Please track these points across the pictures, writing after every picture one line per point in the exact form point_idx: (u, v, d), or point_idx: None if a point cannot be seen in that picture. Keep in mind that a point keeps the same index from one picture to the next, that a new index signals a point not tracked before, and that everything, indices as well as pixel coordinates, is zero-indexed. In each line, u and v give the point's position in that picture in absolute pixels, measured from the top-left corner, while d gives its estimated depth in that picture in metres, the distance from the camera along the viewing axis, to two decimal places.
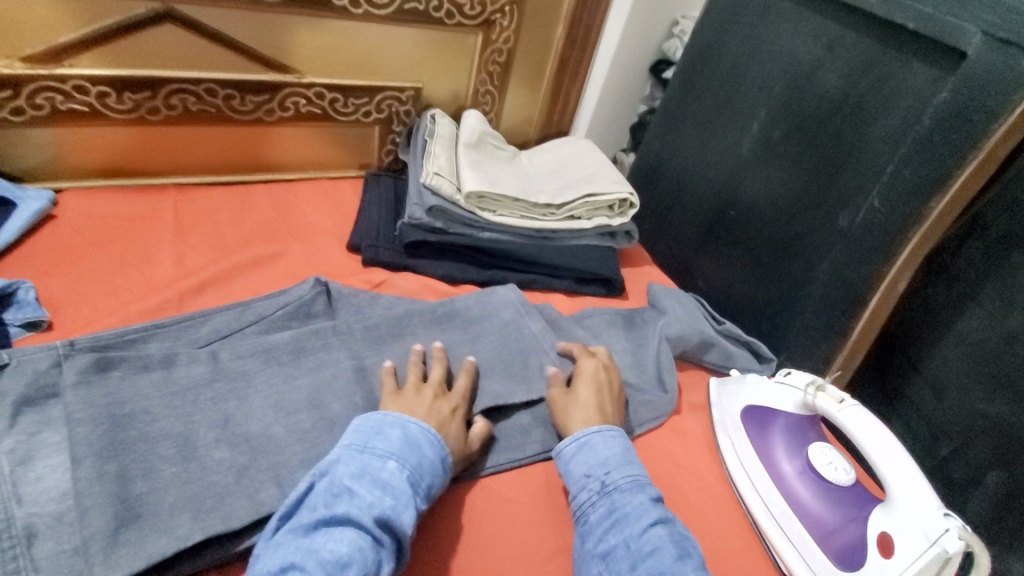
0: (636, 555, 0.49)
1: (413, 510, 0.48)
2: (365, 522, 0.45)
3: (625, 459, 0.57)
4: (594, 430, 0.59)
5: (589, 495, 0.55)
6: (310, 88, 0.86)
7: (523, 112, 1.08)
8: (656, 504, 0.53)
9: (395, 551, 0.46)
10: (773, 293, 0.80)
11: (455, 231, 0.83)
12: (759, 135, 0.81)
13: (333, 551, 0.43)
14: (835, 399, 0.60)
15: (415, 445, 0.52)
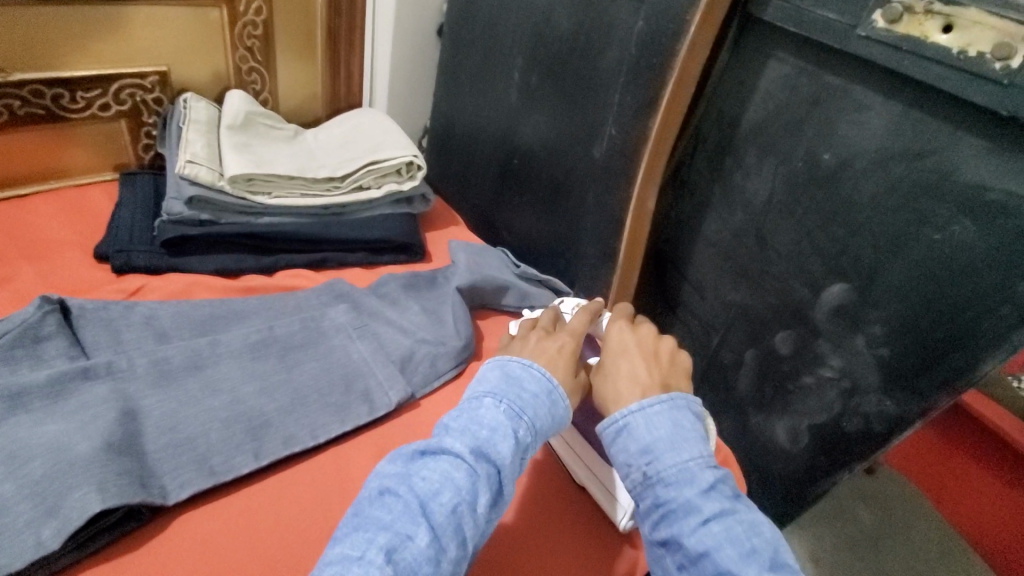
0: (691, 559, 0.43)
1: (509, 443, 0.47)
2: (456, 450, 0.45)
3: (672, 440, 0.48)
4: (633, 409, 0.51)
5: (634, 486, 0.48)
6: (20, 87, 0.74)
7: (304, 88, 1.02)
8: (708, 493, 0.45)
9: (494, 478, 0.45)
10: (559, 230, 0.85)
11: (227, 220, 0.78)
12: (521, 83, 0.84)
13: (428, 479, 0.43)
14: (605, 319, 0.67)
15: (512, 381, 0.52)
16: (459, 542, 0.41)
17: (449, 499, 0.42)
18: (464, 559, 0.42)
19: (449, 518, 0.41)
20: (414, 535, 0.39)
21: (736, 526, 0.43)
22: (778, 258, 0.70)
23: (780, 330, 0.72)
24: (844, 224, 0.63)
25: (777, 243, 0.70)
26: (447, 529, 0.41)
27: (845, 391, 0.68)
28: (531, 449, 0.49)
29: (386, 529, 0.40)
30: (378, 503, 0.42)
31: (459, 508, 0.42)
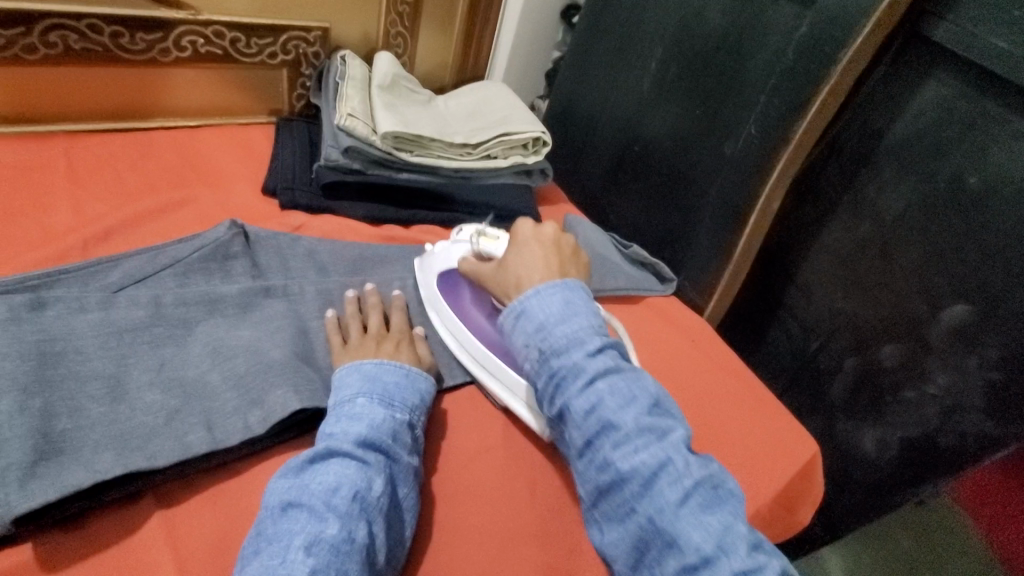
0: (581, 417, 0.51)
1: (388, 425, 0.53)
2: (344, 449, 0.49)
3: (561, 317, 0.56)
4: (530, 296, 0.58)
5: (531, 363, 0.56)
6: (207, 26, 0.80)
7: (437, 56, 1.08)
8: (594, 358, 0.53)
9: (384, 463, 0.50)
10: (674, 220, 0.90)
11: (373, 172, 0.84)
12: (656, 74, 0.88)
13: (324, 481, 0.47)
14: (492, 238, 0.72)
15: (376, 376, 0.57)
16: (368, 522, 0.46)
17: (347, 490, 0.47)
18: (380, 534, 0.47)
19: (352, 504, 0.46)
20: (327, 523, 0.44)
21: (619, 382, 0.52)
22: (900, 272, 0.72)
23: (888, 343, 0.74)
24: (979, 248, 0.64)
25: (902, 259, 0.72)
26: (353, 513, 0.46)
27: (947, 408, 0.70)
28: (408, 428, 0.55)
29: (301, 530, 0.44)
30: (285, 519, 0.45)
31: (358, 495, 0.47)
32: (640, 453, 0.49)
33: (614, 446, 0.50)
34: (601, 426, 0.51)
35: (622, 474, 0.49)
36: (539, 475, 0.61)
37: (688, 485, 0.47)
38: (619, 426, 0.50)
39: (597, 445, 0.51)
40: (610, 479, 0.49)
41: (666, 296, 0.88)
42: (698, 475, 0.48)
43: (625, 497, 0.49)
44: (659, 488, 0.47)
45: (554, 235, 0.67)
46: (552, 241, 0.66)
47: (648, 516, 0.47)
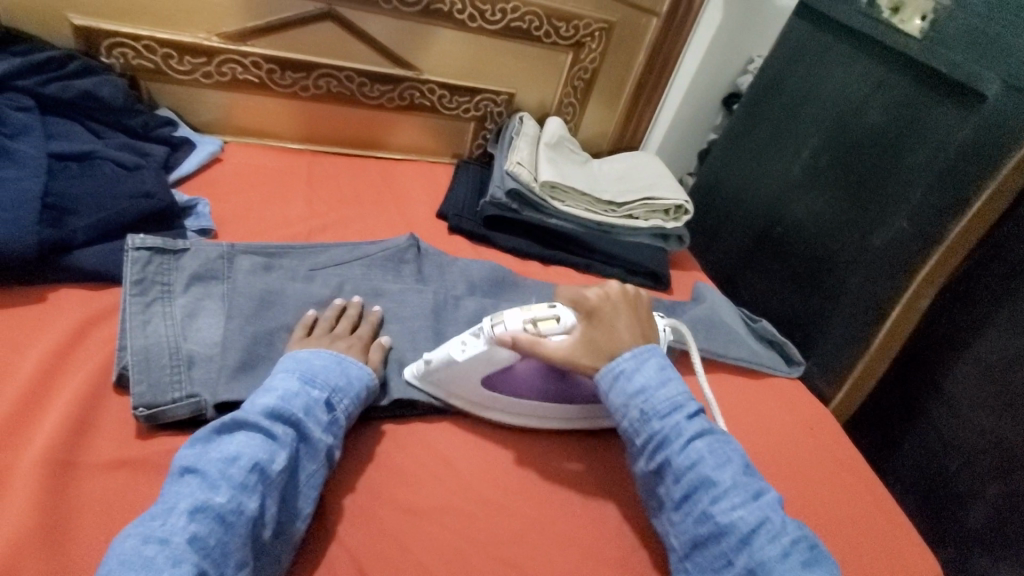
0: (682, 472, 0.56)
1: (302, 402, 0.55)
2: (251, 422, 0.52)
3: (661, 381, 0.60)
4: (624, 357, 0.61)
5: (631, 423, 0.59)
6: (425, 84, 1.02)
7: (599, 126, 1.21)
8: (692, 421, 0.58)
9: (291, 437, 0.53)
10: (808, 304, 0.90)
11: (527, 213, 0.96)
12: (808, 162, 0.92)
13: (225, 450, 0.50)
14: (550, 322, 0.64)
15: (306, 359, 0.60)
16: (263, 495, 0.49)
17: (246, 461, 0.49)
18: (271, 509, 0.49)
19: (249, 475, 0.48)
20: (218, 492, 0.47)
21: (715, 443, 0.57)
22: None
23: None
24: None
25: None
26: (248, 484, 0.48)
27: None
28: (323, 406, 0.57)
29: (188, 496, 0.46)
30: (180, 481, 0.48)
31: (257, 466, 0.49)
32: (738, 510, 0.53)
33: (712, 501, 0.54)
34: (699, 482, 0.55)
35: (721, 527, 0.52)
36: (628, 508, 0.63)
37: (787, 543, 0.51)
38: (717, 482, 0.54)
39: (694, 500, 0.55)
40: (709, 530, 0.53)
41: (790, 377, 0.87)
42: (794, 534, 0.52)
43: (723, 549, 0.52)
44: (759, 544, 0.51)
45: (621, 293, 0.67)
46: (625, 300, 0.67)
47: (746, 568, 0.50)
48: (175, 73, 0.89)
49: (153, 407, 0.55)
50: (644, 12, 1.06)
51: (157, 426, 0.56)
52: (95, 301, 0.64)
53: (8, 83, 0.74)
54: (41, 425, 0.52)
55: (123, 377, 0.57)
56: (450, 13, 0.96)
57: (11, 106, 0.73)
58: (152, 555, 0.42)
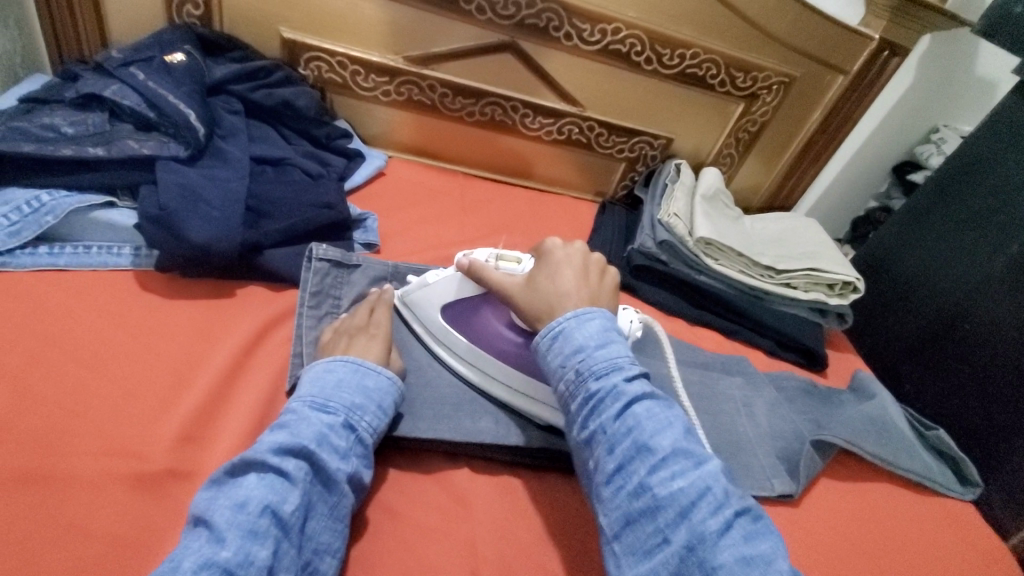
0: (616, 441, 0.47)
1: (314, 429, 0.49)
2: (258, 460, 0.45)
3: (601, 341, 0.52)
4: (566, 318, 0.54)
5: (567, 386, 0.51)
6: (586, 120, 1.00)
7: (753, 181, 1.14)
8: (632, 382, 0.50)
9: (304, 471, 0.46)
10: (997, 420, 0.79)
11: (676, 267, 0.91)
12: (1015, 258, 0.80)
13: (233, 496, 0.43)
14: (511, 261, 0.64)
15: (318, 379, 0.54)
16: (278, 541, 0.42)
17: (254, 506, 0.42)
18: (290, 554, 0.42)
19: (259, 519, 0.42)
20: (224, 543, 0.40)
21: (657, 408, 0.49)
22: None
23: None
24: None
25: None
26: (259, 531, 0.41)
27: None
28: (342, 431, 0.50)
29: (194, 552, 0.39)
30: (191, 533, 0.42)
31: (269, 510, 0.43)
32: (679, 481, 0.44)
33: (650, 472, 0.45)
34: (635, 450, 0.46)
35: (659, 501, 0.44)
36: None
37: (730, 515, 0.43)
38: (655, 450, 0.46)
39: (630, 471, 0.46)
40: (644, 505, 0.44)
41: (967, 501, 0.76)
42: (738, 506, 0.44)
43: (658, 525, 0.43)
44: (699, 517, 0.42)
45: (585, 256, 0.62)
46: (583, 261, 0.61)
47: (684, 547, 0.42)
48: (359, 89, 0.94)
49: None
50: (831, 69, 0.99)
51: None
52: (274, 303, 0.67)
53: (223, 88, 0.80)
54: (227, 424, 0.54)
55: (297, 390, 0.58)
56: (627, 54, 0.94)
57: (226, 109, 0.79)
58: None
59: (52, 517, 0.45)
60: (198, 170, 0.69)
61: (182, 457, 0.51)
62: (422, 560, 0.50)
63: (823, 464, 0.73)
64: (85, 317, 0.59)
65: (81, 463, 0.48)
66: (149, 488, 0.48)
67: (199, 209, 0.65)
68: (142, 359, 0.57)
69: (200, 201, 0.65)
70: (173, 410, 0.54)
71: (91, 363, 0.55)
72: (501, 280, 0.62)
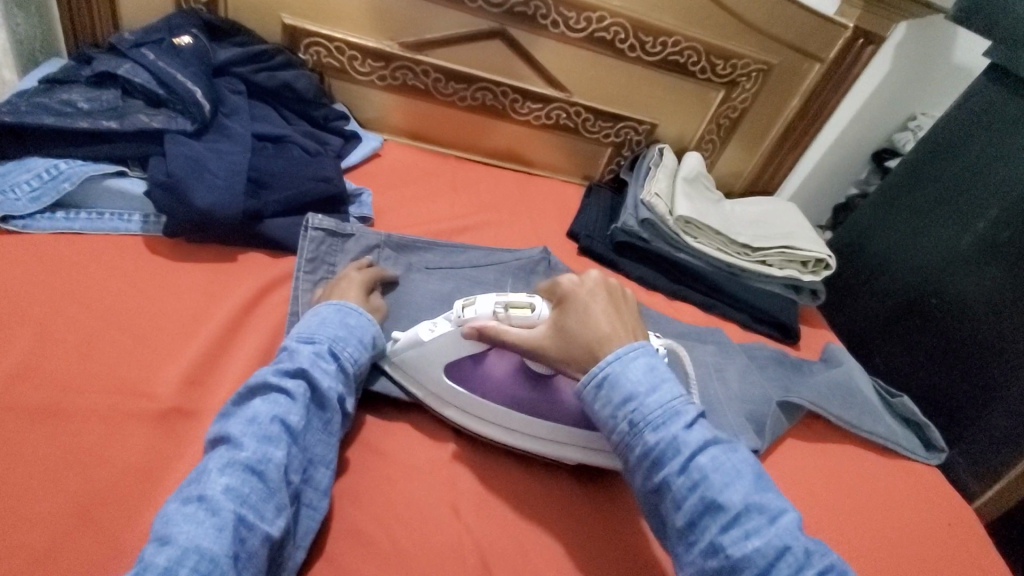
0: (684, 496, 0.47)
1: (308, 355, 0.54)
2: (262, 384, 0.50)
3: (652, 386, 0.51)
4: (610, 361, 0.53)
5: (622, 436, 0.51)
6: (573, 106, 1.05)
7: (735, 166, 1.19)
8: (692, 431, 0.49)
9: (304, 390, 0.51)
10: (964, 389, 0.83)
11: (657, 244, 0.96)
12: (983, 234, 0.84)
13: (244, 414, 0.48)
14: (524, 306, 0.59)
15: (305, 319, 0.59)
16: (288, 446, 0.48)
17: (264, 417, 0.48)
18: (297, 457, 0.48)
19: (270, 427, 0.47)
20: (242, 447, 0.45)
21: (720, 455, 0.48)
22: None
23: None
24: None
25: None
26: (271, 436, 0.47)
27: None
28: (333, 358, 0.55)
29: (217, 456, 0.45)
30: (212, 446, 0.47)
31: (277, 420, 0.48)
32: (754, 540, 0.44)
33: (722, 530, 0.45)
34: (704, 506, 0.46)
35: (735, 562, 0.44)
36: None
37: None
38: (725, 505, 0.46)
39: (702, 527, 0.46)
40: (719, 565, 0.44)
41: (930, 464, 0.80)
42: (819, 563, 0.43)
43: None
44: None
45: (601, 285, 0.59)
46: (605, 294, 0.59)
47: None
48: (356, 74, 0.98)
49: None
50: (808, 57, 1.03)
51: None
52: (273, 268, 0.72)
53: (227, 69, 0.85)
54: (229, 371, 0.59)
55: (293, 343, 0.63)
56: (612, 41, 0.98)
57: (230, 90, 0.84)
58: (194, 511, 0.41)
59: (71, 443, 0.50)
60: (204, 144, 0.74)
61: (187, 398, 0.56)
62: (408, 496, 0.55)
63: (789, 426, 0.78)
64: (99, 275, 0.64)
65: (96, 399, 0.53)
66: (158, 424, 0.53)
67: (205, 178, 0.70)
68: (152, 313, 0.62)
69: (206, 170, 0.70)
70: (179, 357, 0.58)
71: (106, 315, 0.60)
72: (522, 334, 0.57)
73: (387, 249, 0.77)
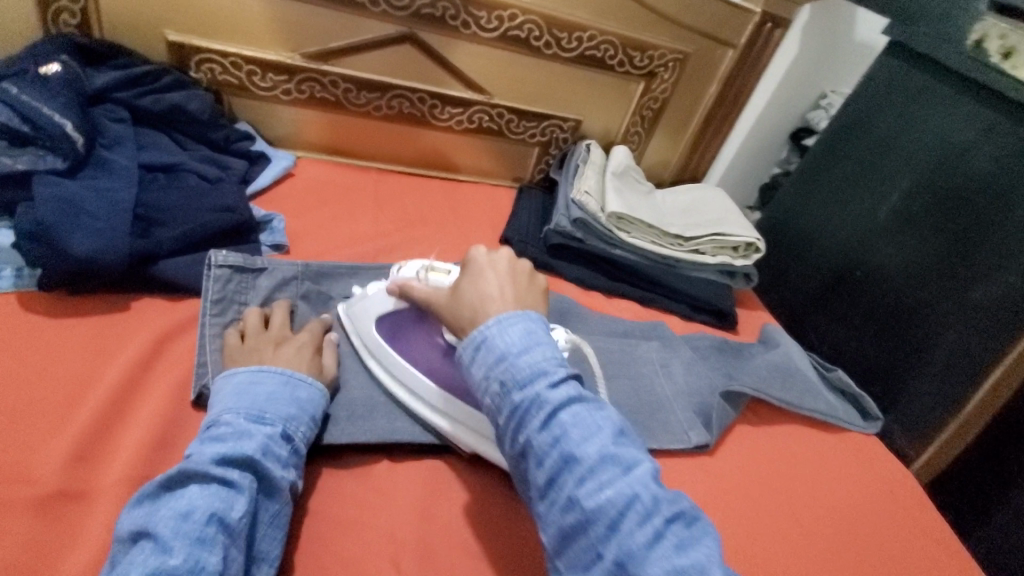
0: (543, 453, 0.44)
1: (259, 440, 0.48)
2: (201, 471, 0.44)
3: (524, 347, 0.47)
4: (491, 325, 0.50)
5: (493, 399, 0.47)
6: (494, 108, 1.02)
7: (663, 156, 1.19)
8: (557, 389, 0.46)
9: (249, 479, 0.46)
10: (890, 356, 0.86)
11: (592, 243, 0.94)
12: (898, 204, 0.87)
13: (176, 507, 0.42)
14: (441, 273, 0.65)
15: (247, 391, 0.52)
16: (226, 547, 0.41)
17: (201, 513, 0.42)
18: (237, 559, 0.42)
19: (207, 527, 0.41)
20: (170, 552, 0.39)
21: (584, 411, 0.45)
22: None
23: None
24: None
25: None
26: (207, 537, 0.41)
27: None
28: (281, 441, 0.50)
29: (139, 564, 0.38)
30: (131, 549, 0.40)
31: (216, 516, 0.42)
32: (649, 521, 0.40)
33: (578, 484, 0.42)
34: (562, 462, 0.43)
35: (588, 515, 0.41)
36: None
37: (659, 525, 0.40)
38: (580, 459, 0.43)
39: (559, 484, 0.43)
40: (575, 521, 0.42)
41: (870, 434, 0.82)
42: (668, 509, 0.41)
43: (590, 540, 0.41)
44: (630, 530, 0.40)
45: (508, 260, 0.58)
46: (508, 265, 0.58)
47: (614, 562, 0.39)
48: (258, 89, 0.91)
49: None
50: (720, 43, 1.04)
51: None
52: (174, 312, 0.65)
53: (107, 96, 0.77)
54: (124, 439, 0.52)
55: (202, 396, 0.57)
56: (527, 39, 0.96)
57: (109, 118, 0.76)
58: None
59: None
60: (81, 182, 0.66)
61: (73, 478, 0.49)
62: (339, 554, 0.51)
63: (735, 414, 0.78)
64: None
65: None
66: (39, 512, 0.46)
67: (82, 221, 0.62)
68: (27, 382, 0.54)
69: (81, 213, 0.63)
70: (63, 430, 0.51)
71: None
72: (425, 289, 0.62)
73: (305, 281, 0.71)
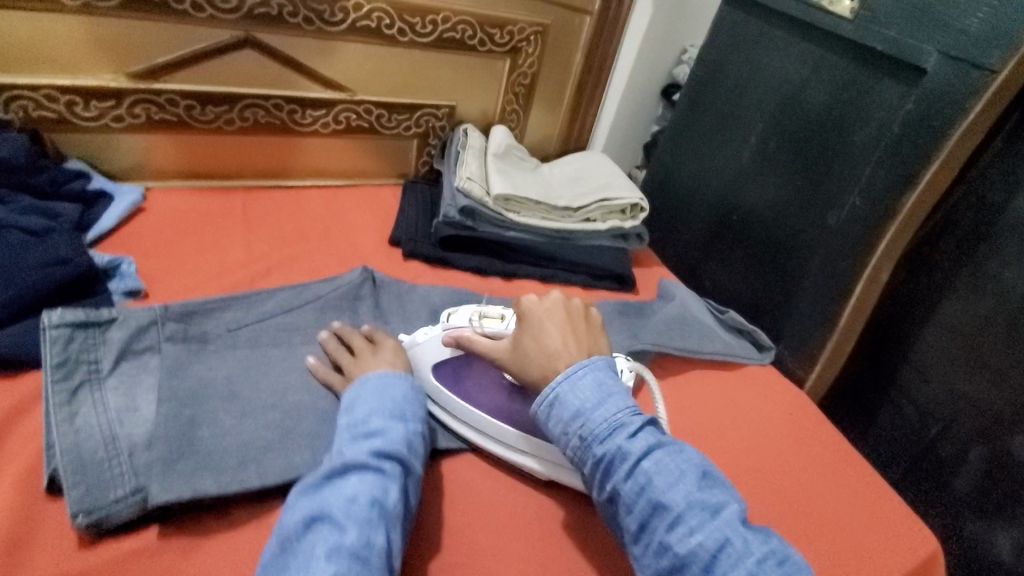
0: (632, 501, 0.49)
1: (402, 435, 0.54)
2: (360, 462, 0.49)
3: (597, 400, 0.53)
4: (558, 382, 0.55)
5: (573, 451, 0.52)
6: (360, 104, 0.96)
7: (545, 129, 1.19)
8: (635, 439, 0.51)
9: (399, 470, 0.51)
10: (772, 288, 0.91)
11: (484, 229, 0.93)
12: (756, 146, 0.92)
13: (343, 493, 0.47)
14: (496, 319, 0.66)
15: (383, 392, 0.57)
16: (387, 528, 0.47)
17: (365, 498, 0.47)
18: (398, 539, 0.47)
19: (371, 510, 0.47)
20: (347, 531, 0.45)
21: (665, 458, 0.50)
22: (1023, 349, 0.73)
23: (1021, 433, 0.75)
24: None
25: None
26: (373, 518, 0.46)
27: None
28: (420, 436, 0.56)
29: (322, 540, 0.44)
30: (310, 531, 0.45)
31: (377, 501, 0.47)
32: (697, 535, 0.46)
33: (668, 530, 0.47)
34: (652, 508, 0.48)
35: (682, 558, 0.46)
36: None
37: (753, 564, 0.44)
38: (670, 506, 0.47)
39: (652, 527, 0.48)
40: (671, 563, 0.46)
41: (765, 364, 0.88)
42: (760, 551, 0.45)
43: None
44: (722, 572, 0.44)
45: (565, 304, 0.63)
46: (566, 311, 0.62)
47: None
48: (81, 120, 0.81)
49: (94, 513, 0.48)
50: (576, 11, 1.05)
51: (99, 530, 0.49)
52: (13, 390, 0.57)
53: None
54: None
55: (55, 480, 0.51)
56: (378, 28, 0.91)
57: None
58: None
59: None
60: None
61: None
62: None
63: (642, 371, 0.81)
64: None
65: None
66: None
67: None
68: None
69: None
70: None
71: None
72: (485, 342, 0.63)
73: (169, 324, 0.63)
